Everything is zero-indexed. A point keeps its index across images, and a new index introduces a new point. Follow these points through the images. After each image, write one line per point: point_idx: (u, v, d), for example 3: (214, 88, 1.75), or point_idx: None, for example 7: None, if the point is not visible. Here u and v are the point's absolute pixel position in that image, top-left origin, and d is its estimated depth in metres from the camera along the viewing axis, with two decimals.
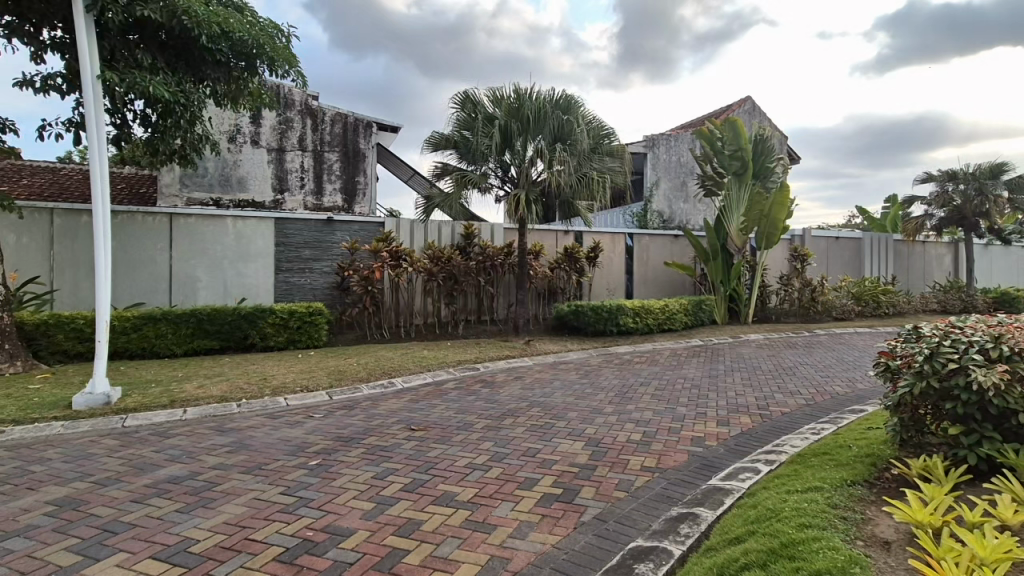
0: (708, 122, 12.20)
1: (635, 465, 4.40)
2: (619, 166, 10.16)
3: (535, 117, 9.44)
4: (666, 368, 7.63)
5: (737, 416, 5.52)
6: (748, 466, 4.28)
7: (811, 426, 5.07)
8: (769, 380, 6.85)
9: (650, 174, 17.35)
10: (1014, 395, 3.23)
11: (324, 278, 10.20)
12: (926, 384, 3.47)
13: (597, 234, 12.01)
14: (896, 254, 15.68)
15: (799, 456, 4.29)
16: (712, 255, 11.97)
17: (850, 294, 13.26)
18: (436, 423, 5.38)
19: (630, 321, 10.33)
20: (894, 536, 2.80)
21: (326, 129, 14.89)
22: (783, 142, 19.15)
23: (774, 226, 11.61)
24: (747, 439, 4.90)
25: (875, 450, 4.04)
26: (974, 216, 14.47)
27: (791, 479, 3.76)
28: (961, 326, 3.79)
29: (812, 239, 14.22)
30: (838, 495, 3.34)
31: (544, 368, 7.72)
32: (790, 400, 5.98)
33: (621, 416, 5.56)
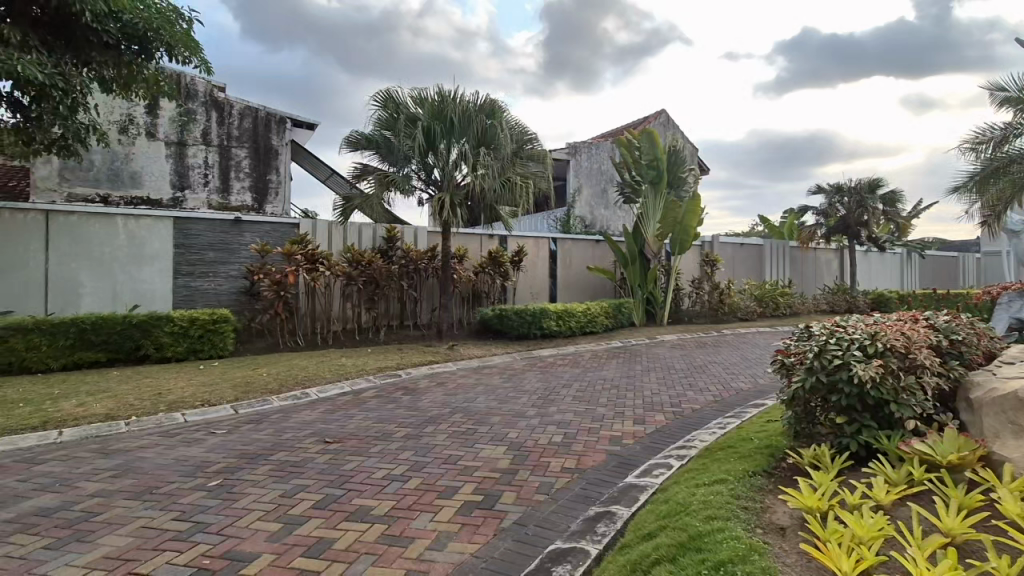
0: (627, 132, 12.73)
1: (556, 467, 4.45)
2: (542, 171, 10.33)
3: (460, 120, 9.38)
4: (587, 369, 7.81)
5: (653, 414, 5.74)
6: (661, 462, 4.45)
7: (719, 421, 5.38)
8: (682, 379, 7.19)
9: (572, 180, 17.80)
10: (887, 386, 3.59)
11: (231, 282, 9.50)
12: (815, 379, 3.78)
13: (521, 239, 12.13)
14: (793, 259, 17.17)
15: (707, 450, 4.53)
16: (630, 260, 12.47)
17: (754, 296, 14.33)
18: (353, 434, 5.15)
19: (553, 324, 10.51)
20: (789, 522, 3.01)
21: (235, 123, 13.96)
22: (693, 154, 20.40)
23: (686, 233, 12.27)
24: (662, 435, 5.11)
25: (773, 442, 4.35)
26: (856, 225, 16.16)
27: (700, 473, 3.94)
28: (845, 325, 4.15)
29: (720, 245, 15.24)
30: (741, 486, 3.54)
31: (468, 373, 7.65)
32: (699, 397, 6.32)
33: (543, 419, 5.60)
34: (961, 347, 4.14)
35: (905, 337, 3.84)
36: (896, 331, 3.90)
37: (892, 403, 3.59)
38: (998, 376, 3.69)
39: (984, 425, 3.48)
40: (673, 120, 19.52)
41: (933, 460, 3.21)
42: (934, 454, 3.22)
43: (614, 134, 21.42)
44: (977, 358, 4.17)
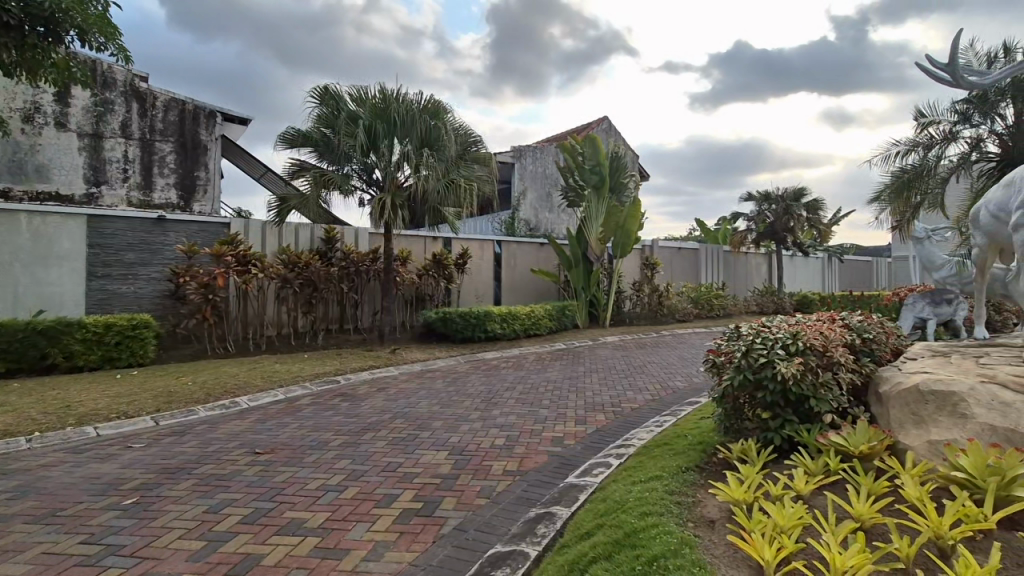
0: (570, 137, 12.98)
1: (497, 470, 4.43)
2: (487, 174, 10.34)
3: (402, 120, 9.22)
4: (531, 371, 7.88)
5: (593, 414, 5.84)
6: (601, 461, 4.53)
7: (656, 419, 5.55)
8: (622, 379, 7.37)
9: (517, 183, 17.92)
10: (808, 383, 3.82)
11: (153, 284, 8.90)
12: (743, 377, 3.96)
13: (465, 241, 12.07)
14: (727, 263, 18.02)
15: (644, 448, 4.66)
16: (574, 263, 12.66)
17: (690, 298, 14.95)
18: (286, 444, 4.93)
19: (498, 327, 10.52)
20: (718, 515, 3.13)
21: (158, 116, 13.11)
22: (634, 161, 21.09)
23: (628, 237, 12.51)
24: (602, 435, 5.21)
25: (705, 437, 4.53)
26: (783, 231, 17.23)
27: (638, 470, 4.05)
28: (770, 325, 4.38)
29: (659, 249, 15.80)
30: (675, 481, 3.66)
31: (410, 377, 7.51)
32: (638, 396, 6.51)
33: (486, 422, 5.58)
34: (872, 345, 4.47)
35: (824, 335, 4.10)
36: (815, 330, 4.16)
37: (812, 398, 3.82)
38: (903, 370, 4.01)
39: (890, 416, 3.77)
40: (616, 127, 20.06)
41: (846, 451, 3.44)
42: (848, 444, 3.45)
43: (558, 138, 21.78)
44: (885, 355, 4.51)
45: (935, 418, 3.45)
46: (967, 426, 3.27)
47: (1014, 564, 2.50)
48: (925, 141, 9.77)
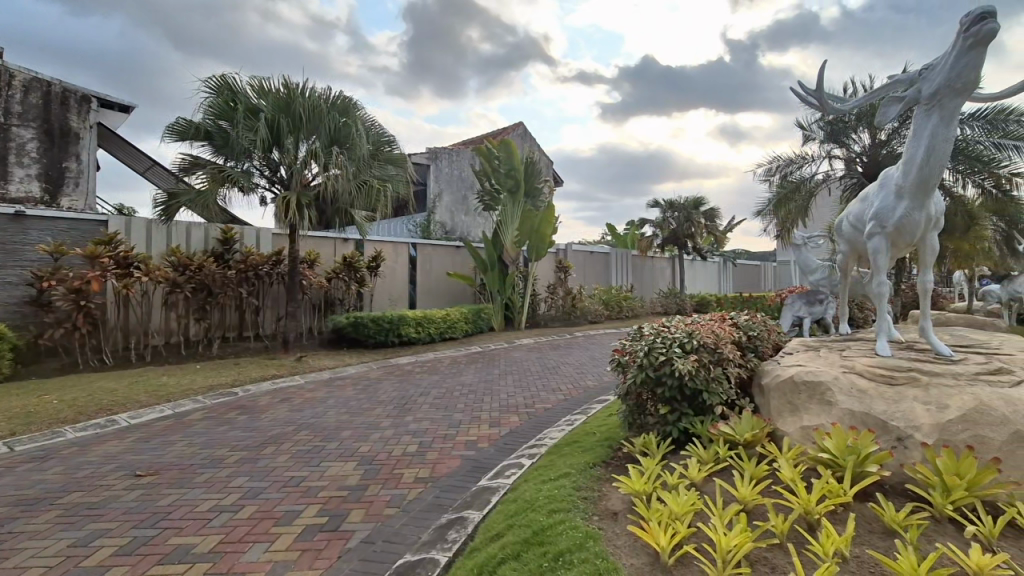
0: (486, 141, 13.09)
1: (408, 478, 4.34)
2: (401, 175, 10.11)
3: (309, 116, 8.78)
4: (446, 375, 7.81)
5: (507, 415, 5.91)
6: (513, 462, 4.58)
7: (567, 418, 5.72)
8: (535, 381, 7.50)
9: (432, 186, 17.72)
10: (701, 378, 4.11)
11: (10, 290, 7.78)
12: (645, 374, 4.19)
13: (378, 243, 11.73)
14: (635, 266, 18.97)
15: (555, 447, 4.78)
16: (489, 266, 12.67)
17: (601, 301, 15.56)
18: (173, 464, 4.51)
19: (412, 331, 10.32)
20: (620, 507, 3.28)
21: (16, 97, 11.52)
22: (548, 167, 21.69)
23: (542, 241, 12.58)
24: (514, 437, 5.27)
25: (610, 434, 4.73)
26: (684, 237, 18.47)
27: (547, 469, 4.14)
28: (669, 325, 4.67)
29: (573, 253, 16.33)
30: (582, 478, 3.79)
31: (318, 386, 7.17)
32: (551, 396, 6.67)
33: (398, 429, 5.45)
34: (756, 341, 4.92)
35: (715, 334, 4.44)
36: (709, 329, 4.50)
37: (705, 392, 4.12)
38: (781, 364, 4.44)
39: (770, 405, 4.17)
40: (530, 133, 20.46)
41: (734, 440, 3.75)
42: (735, 434, 3.76)
43: (475, 141, 21.87)
44: (768, 350, 4.98)
45: (807, 405, 3.85)
46: (832, 412, 3.69)
47: (866, 530, 2.87)
48: (802, 157, 10.99)
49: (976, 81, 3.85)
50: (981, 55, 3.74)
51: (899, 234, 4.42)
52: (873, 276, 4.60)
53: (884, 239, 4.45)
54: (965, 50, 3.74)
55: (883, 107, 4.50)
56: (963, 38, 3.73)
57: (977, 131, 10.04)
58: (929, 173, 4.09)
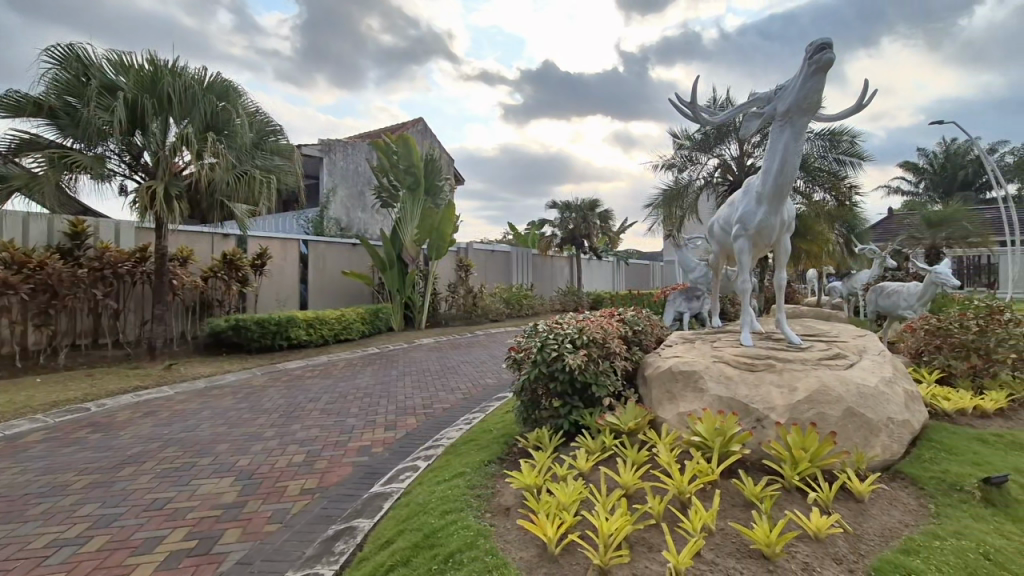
0: (384, 135, 12.69)
1: (293, 490, 4.07)
2: (288, 167, 9.47)
3: (180, 97, 7.92)
4: (340, 379, 7.46)
5: (404, 418, 5.77)
6: (408, 465, 4.47)
7: (466, 417, 5.70)
8: (434, 381, 7.39)
9: (326, 180, 16.81)
10: (591, 371, 4.28)
11: None
12: (538, 371, 4.28)
13: (264, 240, 10.91)
14: (536, 266, 19.44)
15: (453, 446, 4.74)
16: (388, 264, 12.27)
17: (503, 299, 15.74)
18: (1, 496, 3.84)
19: (302, 333, 9.74)
20: (512, 501, 3.32)
21: None
22: (449, 165, 21.59)
23: (442, 239, 12.45)
24: (411, 439, 5.15)
25: (507, 430, 4.78)
26: (581, 237, 19.27)
27: (442, 470, 4.09)
28: (562, 320, 4.81)
29: (474, 252, 16.37)
30: (476, 475, 3.80)
31: (191, 396, 6.49)
32: (450, 396, 6.60)
33: (284, 439, 5.10)
34: (640, 335, 5.24)
35: (604, 329, 4.65)
36: (598, 324, 4.71)
37: (594, 385, 4.30)
38: (662, 355, 4.77)
39: (652, 395, 4.46)
40: (431, 129, 20.19)
41: (619, 429, 3.97)
42: (620, 423, 3.99)
43: (373, 135, 21.14)
44: (651, 344, 5.32)
45: (683, 393, 4.18)
46: (704, 399, 4.03)
47: (730, 504, 3.16)
48: (681, 163, 11.97)
49: (819, 102, 4.39)
50: (822, 80, 4.26)
51: (760, 237, 4.93)
52: (739, 274, 5.09)
53: (747, 241, 4.94)
54: (810, 74, 4.24)
55: (746, 121, 4.98)
56: (809, 64, 4.22)
57: (821, 148, 11.57)
58: (782, 182, 4.60)
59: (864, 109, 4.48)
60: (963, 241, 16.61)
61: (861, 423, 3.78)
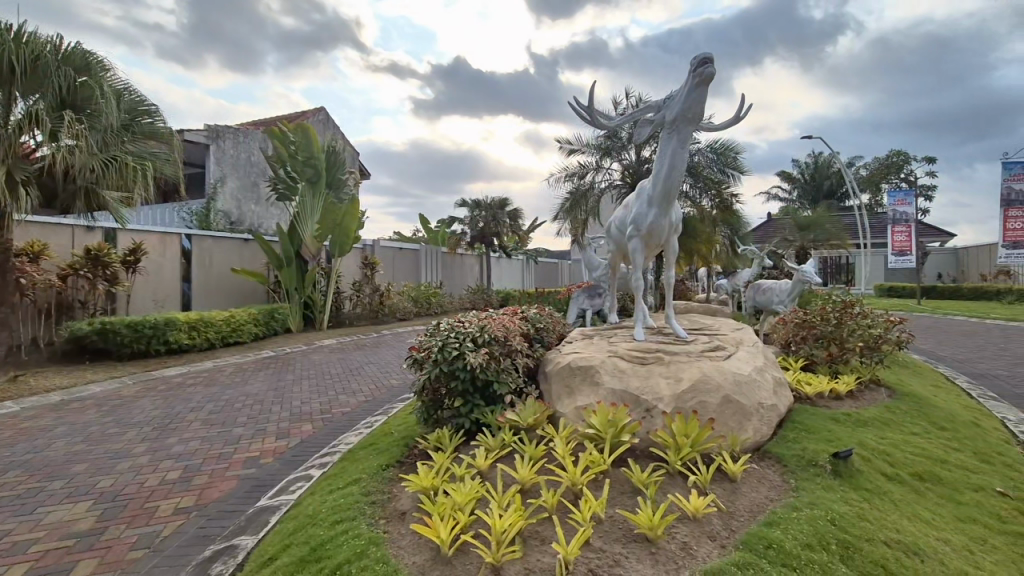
0: (280, 123, 11.88)
1: (165, 510, 3.69)
2: (168, 153, 8.58)
3: (26, 68, 6.89)
4: (226, 385, 6.89)
5: (298, 425, 5.44)
6: (300, 475, 4.22)
7: (366, 420, 5.49)
8: (333, 384, 7.05)
9: (212, 169, 15.50)
10: (491, 369, 4.28)
11: None
12: (439, 370, 4.22)
13: (138, 234, 9.82)
14: (445, 264, 19.28)
15: (350, 452, 4.54)
16: (285, 261, 11.56)
17: (410, 298, 15.43)
18: None
19: (184, 337, 8.91)
20: (408, 505, 3.24)
21: None
22: (353, 158, 20.75)
23: (346, 236, 11.95)
24: (305, 447, 4.87)
25: (409, 432, 4.68)
26: (491, 235, 19.36)
27: (338, 477, 3.91)
28: (464, 318, 4.77)
29: (381, 249, 15.89)
30: (373, 481, 3.67)
31: (43, 412, 5.68)
32: (350, 400, 6.34)
33: (157, 455, 4.61)
34: (542, 333, 5.35)
35: (506, 326, 4.68)
36: (500, 322, 4.73)
37: (495, 382, 4.30)
38: (561, 352, 4.91)
39: (551, 390, 4.57)
40: (333, 120, 19.28)
41: (518, 426, 4.03)
42: (519, 420, 4.04)
43: (269, 123, 19.77)
44: (553, 340, 5.45)
45: (580, 388, 4.33)
46: (598, 392, 4.20)
47: (619, 492, 3.31)
48: (583, 166, 12.46)
49: (701, 113, 4.72)
50: (704, 92, 4.57)
51: (651, 237, 5.23)
52: (632, 272, 5.38)
53: (639, 241, 5.24)
54: (694, 86, 4.53)
55: (639, 126, 5.23)
56: (693, 76, 4.50)
57: (708, 157, 12.53)
58: (670, 187, 4.91)
59: (741, 120, 4.89)
60: (826, 244, 18.82)
61: (736, 409, 4.12)
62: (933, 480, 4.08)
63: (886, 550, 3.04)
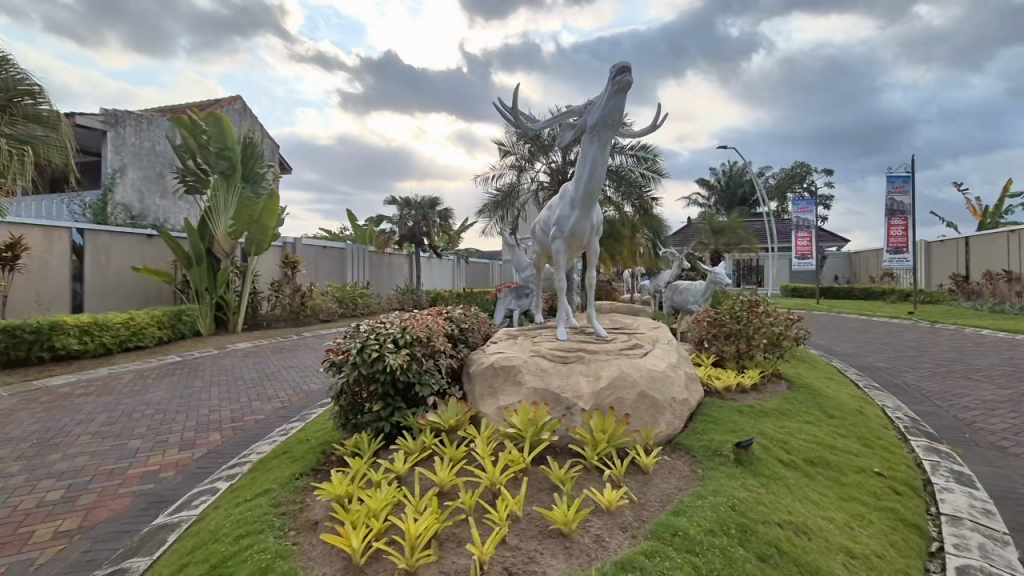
0: (190, 111, 11.03)
1: (42, 535, 3.33)
2: (53, 139, 7.74)
3: None
4: (123, 395, 6.31)
5: (205, 435, 5.08)
6: (205, 488, 3.93)
7: (281, 428, 5.23)
8: (247, 391, 6.65)
9: (110, 158, 14.16)
10: (413, 370, 4.20)
11: None
12: (358, 373, 4.09)
13: (17, 227, 8.79)
14: (373, 263, 18.78)
15: (262, 462, 4.30)
16: (195, 259, 10.81)
17: (334, 298, 14.91)
18: None
19: (74, 341, 8.09)
20: (321, 514, 3.12)
21: None
22: (273, 151, 19.72)
23: (264, 233, 11.36)
24: (212, 458, 4.56)
25: (326, 438, 4.50)
26: (420, 235, 19.09)
27: (247, 489, 3.70)
28: (386, 319, 4.65)
29: (302, 247, 15.31)
30: (284, 491, 3.50)
31: None
32: (265, 406, 6.01)
33: (35, 474, 4.14)
34: (467, 333, 5.33)
35: (429, 327, 4.61)
36: (422, 322, 4.65)
37: (417, 384, 4.23)
38: (486, 352, 4.91)
39: (475, 390, 4.57)
40: (250, 110, 18.23)
41: (440, 427, 3.99)
42: (441, 421, 4.00)
43: (178, 110, 18.36)
44: (478, 340, 5.45)
45: (503, 387, 4.36)
46: (521, 391, 4.25)
47: (536, 489, 3.37)
48: (511, 167, 12.60)
49: (620, 119, 4.87)
50: (623, 100, 4.71)
51: (574, 238, 5.36)
52: (556, 272, 5.50)
53: (563, 243, 5.36)
54: (613, 93, 4.66)
55: (562, 130, 5.33)
56: (612, 83, 4.62)
57: (630, 162, 13.10)
58: (591, 190, 5.05)
59: (657, 128, 5.10)
60: (737, 247, 20.17)
61: (650, 404, 4.31)
62: (822, 464, 4.48)
63: (779, 531, 3.30)
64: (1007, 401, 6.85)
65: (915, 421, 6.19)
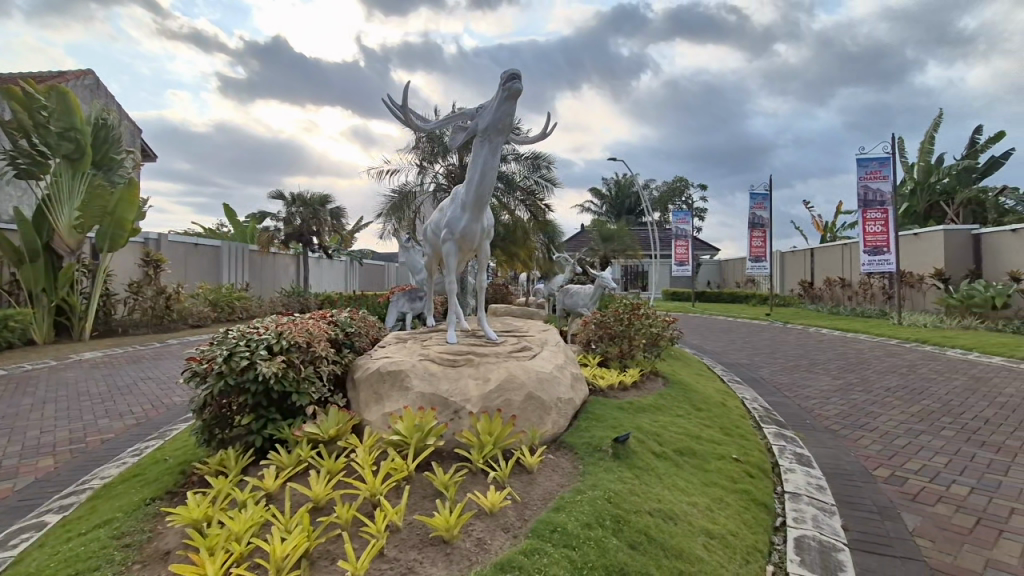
0: (20, 81, 9.32)
1: None
2: None
3: None
4: None
5: (33, 461, 4.35)
6: (29, 524, 3.35)
7: (134, 448, 4.63)
8: (92, 407, 5.80)
9: None
10: (289, 378, 3.92)
11: None
12: (224, 383, 3.73)
13: None
14: (253, 263, 17.29)
15: (106, 488, 3.76)
16: (29, 256, 9.27)
17: (206, 301, 13.60)
18: None
19: None
20: (173, 542, 2.80)
21: None
22: (133, 135, 17.56)
23: (120, 227, 10.06)
24: (40, 488, 3.90)
25: (187, 457, 4.05)
26: (308, 234, 18.08)
27: (82, 521, 3.21)
28: (259, 324, 4.30)
29: (168, 245, 13.85)
30: (130, 520, 3.08)
31: None
32: (115, 424, 5.29)
33: None
34: (353, 337, 5.10)
35: (308, 331, 4.33)
36: (301, 327, 4.36)
37: (294, 393, 3.94)
38: (372, 357, 4.73)
39: (359, 398, 4.38)
40: (105, 87, 16.05)
41: (318, 438, 3.76)
42: (320, 432, 3.77)
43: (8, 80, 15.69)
44: (364, 345, 5.23)
45: (389, 393, 4.23)
46: (408, 396, 4.15)
47: (420, 497, 3.30)
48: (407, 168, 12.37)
49: (511, 125, 4.96)
50: (513, 107, 4.81)
51: (465, 241, 5.36)
52: (447, 275, 5.44)
53: (454, 245, 5.33)
54: (504, 99, 4.74)
55: (454, 132, 5.30)
56: (503, 89, 4.69)
57: (525, 168, 13.48)
58: (482, 194, 5.08)
59: (547, 136, 5.28)
60: (623, 254, 21.51)
61: (537, 404, 4.42)
62: (689, 454, 4.89)
63: (649, 518, 3.53)
64: (838, 390, 7.98)
65: (768, 411, 6.99)
